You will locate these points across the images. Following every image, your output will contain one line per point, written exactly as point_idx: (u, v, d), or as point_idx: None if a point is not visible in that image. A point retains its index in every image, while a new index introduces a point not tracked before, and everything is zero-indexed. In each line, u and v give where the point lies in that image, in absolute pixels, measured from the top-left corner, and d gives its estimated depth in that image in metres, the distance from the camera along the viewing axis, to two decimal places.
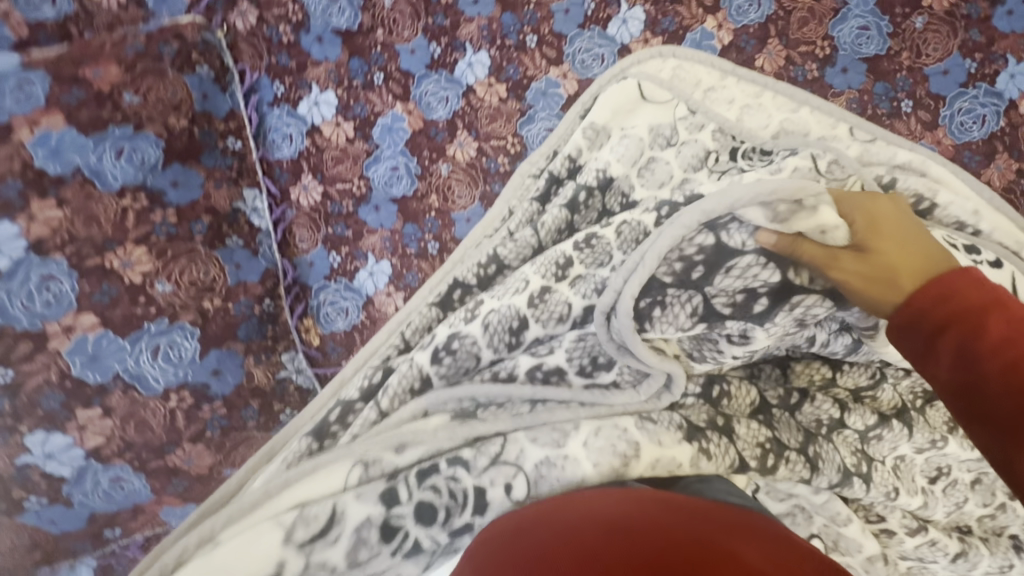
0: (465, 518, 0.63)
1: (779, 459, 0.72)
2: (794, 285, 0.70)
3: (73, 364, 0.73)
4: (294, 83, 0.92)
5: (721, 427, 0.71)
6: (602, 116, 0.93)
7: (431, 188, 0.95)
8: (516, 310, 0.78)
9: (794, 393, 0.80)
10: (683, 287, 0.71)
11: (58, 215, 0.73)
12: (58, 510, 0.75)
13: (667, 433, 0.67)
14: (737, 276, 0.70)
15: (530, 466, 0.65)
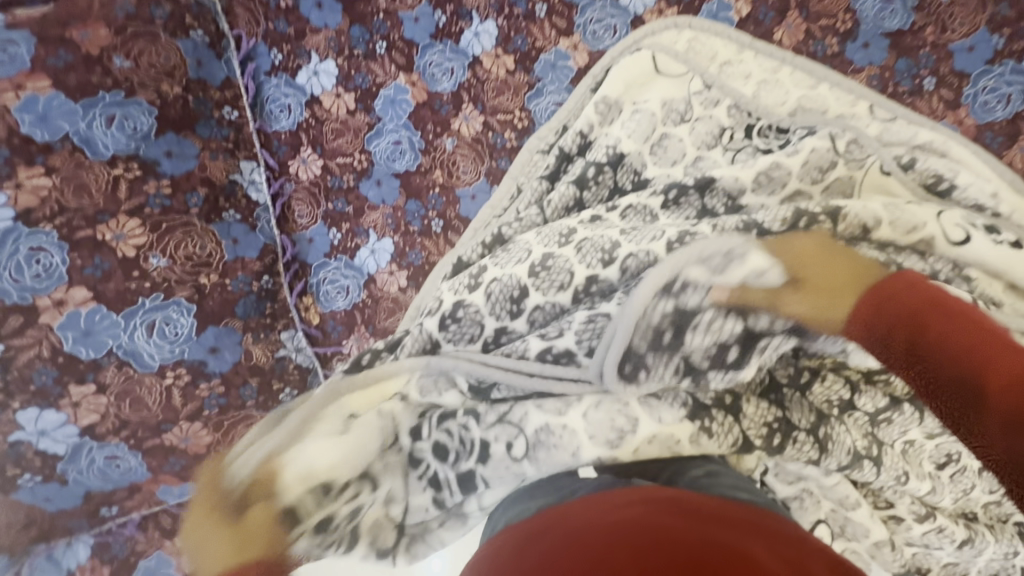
0: (471, 463, 0.64)
1: (786, 439, 0.71)
2: (756, 332, 0.65)
3: (65, 339, 0.70)
4: (293, 50, 0.88)
5: (727, 406, 0.68)
6: (614, 89, 0.89)
7: (435, 163, 0.91)
8: (517, 280, 0.77)
9: (805, 372, 0.76)
10: (659, 351, 0.65)
11: (47, 184, 0.70)
12: (52, 487, 0.73)
13: (668, 411, 0.64)
14: (705, 335, 0.64)
15: (531, 430, 0.63)
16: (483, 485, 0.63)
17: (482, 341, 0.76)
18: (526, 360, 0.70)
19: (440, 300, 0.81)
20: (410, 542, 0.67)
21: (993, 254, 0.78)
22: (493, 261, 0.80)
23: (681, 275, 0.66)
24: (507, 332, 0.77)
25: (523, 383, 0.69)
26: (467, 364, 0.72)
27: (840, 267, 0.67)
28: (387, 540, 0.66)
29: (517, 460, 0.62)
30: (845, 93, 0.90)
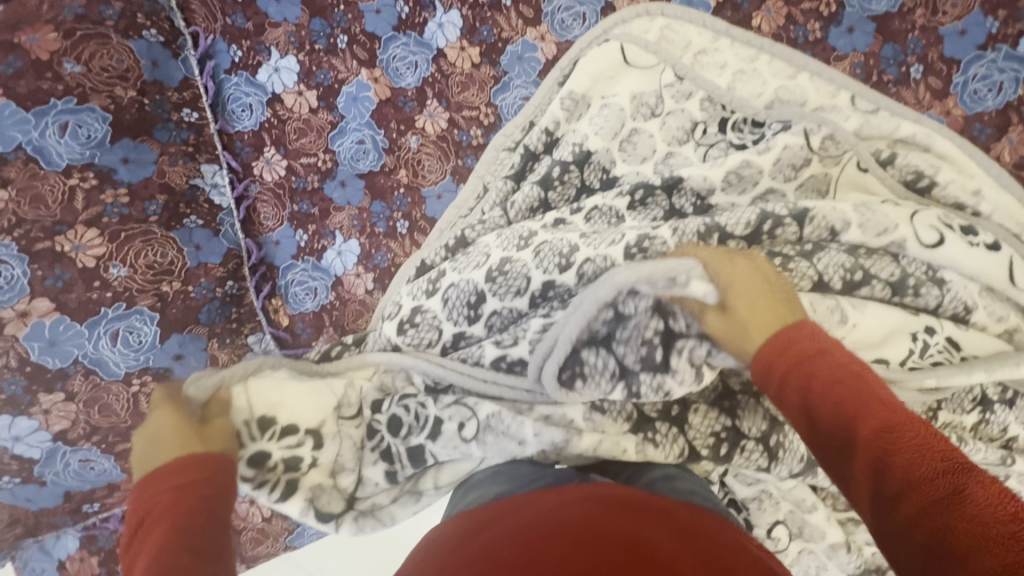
0: (420, 438, 0.72)
1: (733, 448, 0.72)
2: (674, 332, 0.67)
3: (31, 350, 0.71)
4: (252, 47, 0.87)
5: (673, 418, 0.73)
6: (581, 84, 0.86)
7: (400, 162, 0.90)
8: (475, 285, 0.78)
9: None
10: (596, 349, 0.69)
11: (4, 196, 0.70)
12: (32, 488, 0.76)
13: (612, 423, 0.71)
14: (632, 334, 0.68)
15: (482, 414, 0.71)
16: (433, 458, 0.72)
17: (439, 344, 0.79)
18: (481, 368, 0.74)
19: (400, 303, 0.83)
20: (356, 516, 0.72)
21: (968, 256, 0.75)
22: (452, 264, 0.82)
23: (635, 285, 0.66)
24: (465, 336, 0.79)
25: (474, 387, 0.74)
26: (426, 364, 0.77)
27: (765, 305, 0.60)
28: (332, 508, 0.71)
29: (465, 441, 0.71)
30: (828, 83, 0.85)
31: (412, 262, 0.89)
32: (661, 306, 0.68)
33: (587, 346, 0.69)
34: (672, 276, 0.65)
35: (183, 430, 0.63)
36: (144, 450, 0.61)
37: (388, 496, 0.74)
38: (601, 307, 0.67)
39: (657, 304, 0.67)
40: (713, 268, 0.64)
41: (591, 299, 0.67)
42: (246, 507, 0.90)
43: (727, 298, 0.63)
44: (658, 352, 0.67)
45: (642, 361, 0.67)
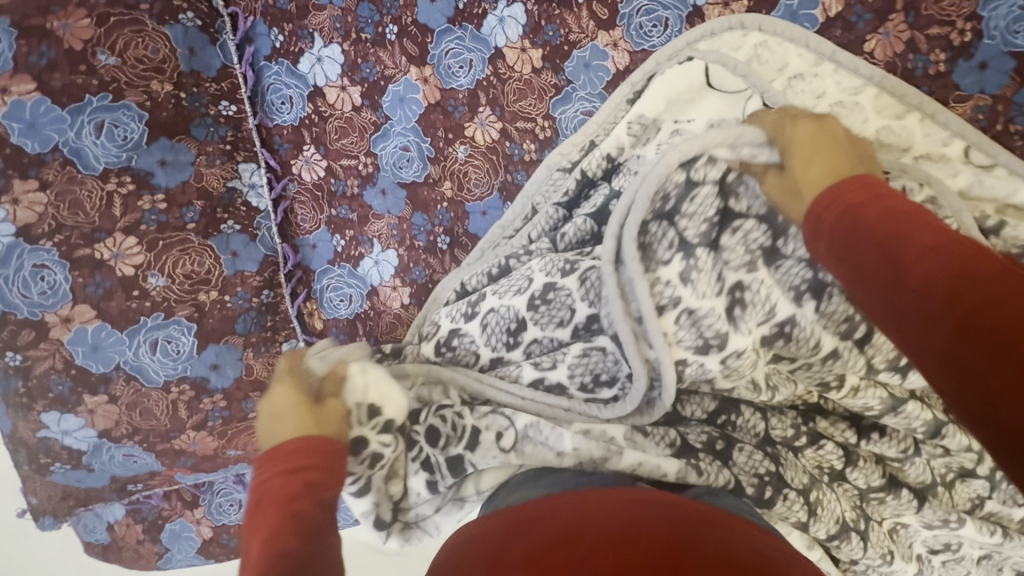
0: (459, 448, 0.72)
1: (777, 493, 0.71)
2: (733, 213, 0.70)
3: (75, 354, 0.72)
4: (294, 31, 0.79)
5: (718, 451, 0.72)
6: (654, 108, 0.76)
7: (445, 173, 0.84)
8: (516, 312, 0.76)
9: (802, 435, 0.76)
10: (659, 219, 0.71)
11: (43, 199, 0.68)
12: (81, 473, 0.80)
13: (654, 447, 0.71)
14: (698, 209, 0.69)
15: (520, 424, 0.71)
16: (472, 468, 0.71)
17: (477, 367, 0.79)
18: (520, 387, 0.75)
19: (440, 322, 0.82)
20: (402, 527, 0.74)
21: None
22: (493, 287, 0.79)
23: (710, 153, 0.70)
24: (504, 361, 0.78)
25: (513, 402, 0.75)
26: (465, 379, 0.78)
27: (821, 149, 0.63)
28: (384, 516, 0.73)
29: (503, 451, 0.70)
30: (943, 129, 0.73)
31: (453, 279, 0.85)
32: (726, 185, 0.70)
33: (654, 223, 0.72)
34: (735, 142, 0.69)
35: (302, 411, 0.66)
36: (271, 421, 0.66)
37: (430, 507, 0.75)
38: (676, 170, 0.71)
39: (726, 179, 0.70)
40: (782, 131, 0.67)
41: (667, 158, 0.70)
42: None
43: (788, 156, 0.65)
44: (715, 229, 0.70)
45: (702, 236, 0.69)
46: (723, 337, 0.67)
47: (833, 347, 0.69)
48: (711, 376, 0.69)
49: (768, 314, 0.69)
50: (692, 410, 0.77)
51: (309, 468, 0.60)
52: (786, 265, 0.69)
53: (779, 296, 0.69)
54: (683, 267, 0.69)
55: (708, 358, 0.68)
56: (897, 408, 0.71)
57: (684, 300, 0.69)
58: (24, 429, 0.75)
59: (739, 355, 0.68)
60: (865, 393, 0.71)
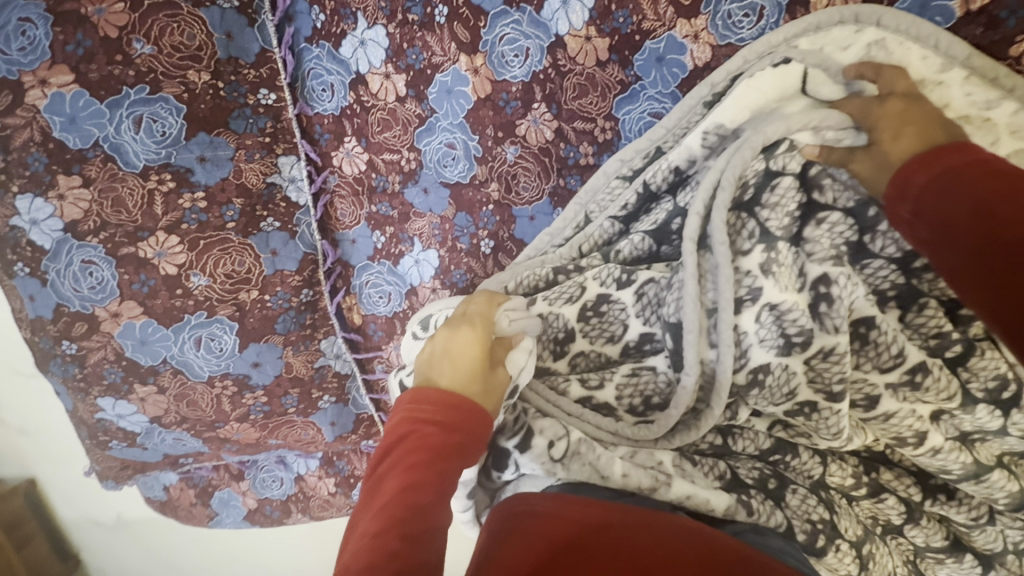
0: (508, 442, 0.67)
1: (830, 543, 0.63)
2: (818, 205, 0.63)
3: (125, 346, 0.75)
4: (337, 10, 0.72)
5: (770, 491, 0.66)
6: (734, 122, 0.66)
7: (492, 174, 0.77)
8: (565, 322, 0.73)
9: (863, 486, 0.70)
10: (736, 212, 0.65)
11: (87, 195, 0.68)
12: (136, 450, 0.84)
13: (702, 477, 0.66)
14: (781, 200, 0.62)
15: (576, 436, 0.66)
16: (515, 466, 0.67)
17: None
18: (567, 401, 0.71)
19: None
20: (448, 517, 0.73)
21: None
22: (543, 292, 0.75)
23: (791, 139, 0.63)
24: (549, 372, 0.74)
25: (558, 416, 0.70)
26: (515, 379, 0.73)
27: (913, 124, 0.56)
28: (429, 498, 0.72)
29: (552, 461, 0.65)
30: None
31: (504, 278, 0.78)
32: (807, 178, 0.63)
33: (734, 215, 0.65)
34: (811, 123, 0.62)
35: (476, 367, 0.58)
36: (444, 356, 0.60)
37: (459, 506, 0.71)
38: (755, 158, 0.64)
39: (807, 173, 0.63)
40: (867, 115, 0.59)
41: (748, 143, 0.63)
42: (315, 480, 0.96)
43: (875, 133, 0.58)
44: (795, 224, 0.63)
45: (785, 229, 0.62)
46: (808, 337, 0.61)
47: (921, 360, 0.61)
48: (797, 382, 0.63)
49: (842, 377, 0.62)
50: (743, 446, 0.70)
51: (457, 429, 0.53)
52: (874, 265, 0.62)
53: (862, 300, 0.62)
54: (764, 259, 0.62)
55: (791, 359, 0.63)
56: (978, 476, 0.64)
57: (754, 301, 0.63)
58: (84, 410, 0.79)
59: (828, 357, 0.61)
60: (946, 454, 0.64)
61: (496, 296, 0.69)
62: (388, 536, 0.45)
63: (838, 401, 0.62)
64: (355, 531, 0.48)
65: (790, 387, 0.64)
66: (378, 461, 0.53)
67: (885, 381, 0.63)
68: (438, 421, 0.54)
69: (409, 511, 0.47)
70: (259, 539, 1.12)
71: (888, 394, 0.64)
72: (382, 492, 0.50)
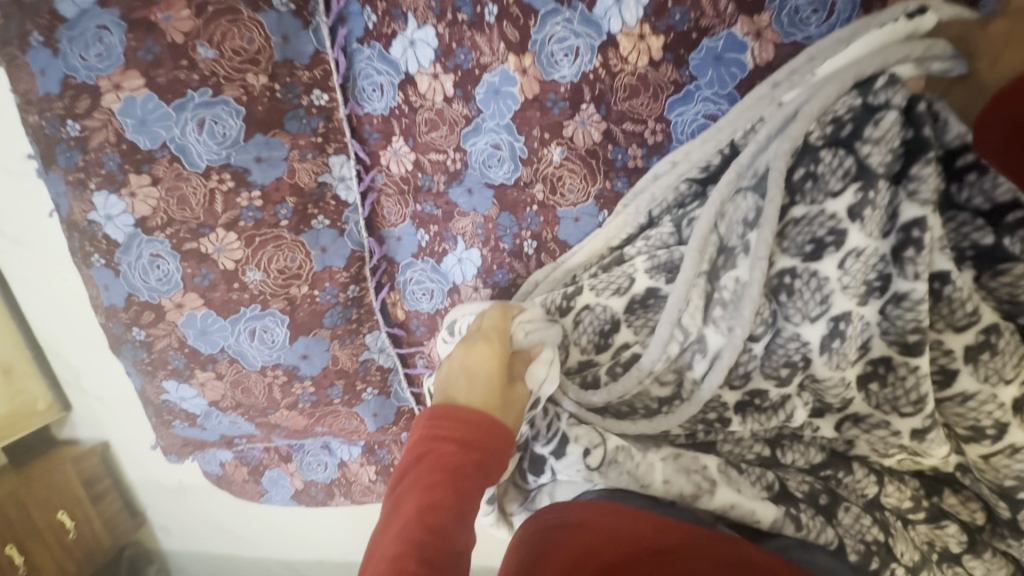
0: (543, 449, 0.68)
1: (884, 567, 0.58)
2: (927, 142, 0.57)
3: (188, 335, 0.80)
4: (388, 10, 0.71)
5: (822, 506, 0.62)
6: (829, 66, 0.62)
7: (537, 176, 0.76)
8: (611, 314, 0.73)
9: (921, 509, 0.65)
10: (833, 148, 0.60)
11: (155, 193, 0.73)
12: (196, 430, 0.90)
13: (749, 486, 0.63)
14: (885, 135, 0.58)
15: (611, 445, 0.65)
16: (551, 472, 0.68)
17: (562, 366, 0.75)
18: (609, 390, 0.71)
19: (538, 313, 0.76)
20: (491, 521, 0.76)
21: None
22: (591, 281, 0.75)
23: (891, 71, 0.58)
24: (591, 365, 0.74)
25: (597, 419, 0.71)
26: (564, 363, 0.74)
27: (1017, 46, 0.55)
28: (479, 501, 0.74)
29: (588, 469, 0.65)
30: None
31: (555, 275, 0.79)
32: (915, 114, 0.57)
33: (797, 162, 0.62)
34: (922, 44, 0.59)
35: (494, 381, 0.61)
36: (467, 373, 0.62)
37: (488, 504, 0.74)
38: (845, 96, 0.60)
39: (913, 107, 0.57)
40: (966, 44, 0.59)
41: (835, 79, 0.60)
42: (357, 466, 0.99)
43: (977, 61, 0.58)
44: (898, 162, 0.58)
45: (887, 166, 0.58)
46: (884, 280, 0.59)
47: (994, 321, 0.58)
48: (870, 335, 0.62)
49: (917, 326, 0.58)
50: (793, 459, 0.68)
51: (474, 446, 0.55)
52: (958, 219, 0.58)
53: (939, 254, 0.57)
54: (857, 201, 0.59)
55: (869, 308, 0.61)
56: None
57: (829, 249, 0.61)
58: (151, 391, 0.86)
59: (902, 302, 0.58)
60: None
61: (509, 308, 0.72)
62: (408, 559, 0.46)
63: (915, 355, 0.60)
64: (374, 555, 0.49)
65: (865, 341, 0.62)
66: (397, 480, 0.55)
67: (960, 342, 0.59)
68: (458, 438, 0.55)
69: (428, 533, 0.48)
70: (308, 515, 1.18)
71: (968, 371, 0.59)
72: (401, 512, 0.51)
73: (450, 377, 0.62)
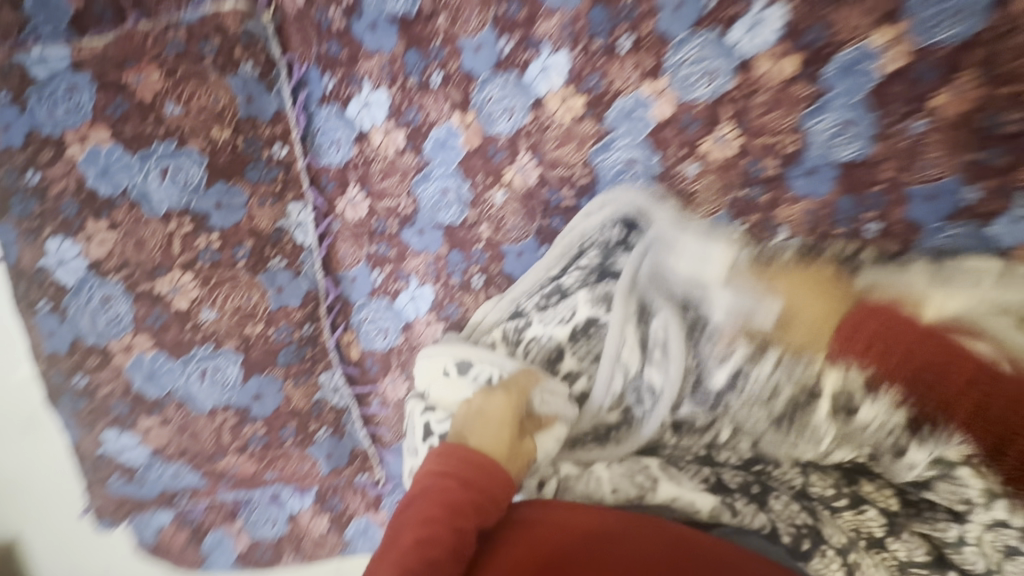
0: None
1: (814, 548, 0.66)
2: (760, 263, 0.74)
3: (134, 379, 0.81)
4: (345, 77, 0.81)
5: (754, 495, 0.71)
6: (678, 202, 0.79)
7: (483, 216, 0.85)
8: (557, 342, 0.83)
9: (843, 496, 0.70)
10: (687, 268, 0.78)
11: (112, 237, 0.76)
12: (134, 486, 0.87)
13: (688, 481, 0.73)
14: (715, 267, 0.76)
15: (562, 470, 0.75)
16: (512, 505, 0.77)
17: None
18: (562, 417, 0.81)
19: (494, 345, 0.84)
20: None
21: None
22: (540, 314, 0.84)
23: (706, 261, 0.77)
24: None
25: None
26: None
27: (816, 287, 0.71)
28: None
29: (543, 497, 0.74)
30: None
31: (502, 302, 0.86)
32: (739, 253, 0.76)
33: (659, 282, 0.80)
34: (777, 129, 0.73)
35: (505, 431, 0.67)
36: (479, 420, 0.68)
37: None
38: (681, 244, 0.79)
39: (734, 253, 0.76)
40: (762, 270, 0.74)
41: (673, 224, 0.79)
42: (308, 519, 0.95)
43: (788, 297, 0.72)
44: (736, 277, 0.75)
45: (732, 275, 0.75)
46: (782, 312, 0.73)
47: None
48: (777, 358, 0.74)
49: None
50: (727, 457, 0.76)
51: (476, 487, 0.58)
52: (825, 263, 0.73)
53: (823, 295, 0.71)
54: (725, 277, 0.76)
55: None
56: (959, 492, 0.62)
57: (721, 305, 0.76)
58: (87, 444, 0.83)
59: None
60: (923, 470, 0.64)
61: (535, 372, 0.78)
62: None
63: None
64: None
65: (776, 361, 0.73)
66: (402, 505, 0.58)
67: None
68: (462, 477, 0.58)
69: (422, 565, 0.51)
70: None
71: None
72: (398, 543, 0.54)
73: (469, 425, 0.68)
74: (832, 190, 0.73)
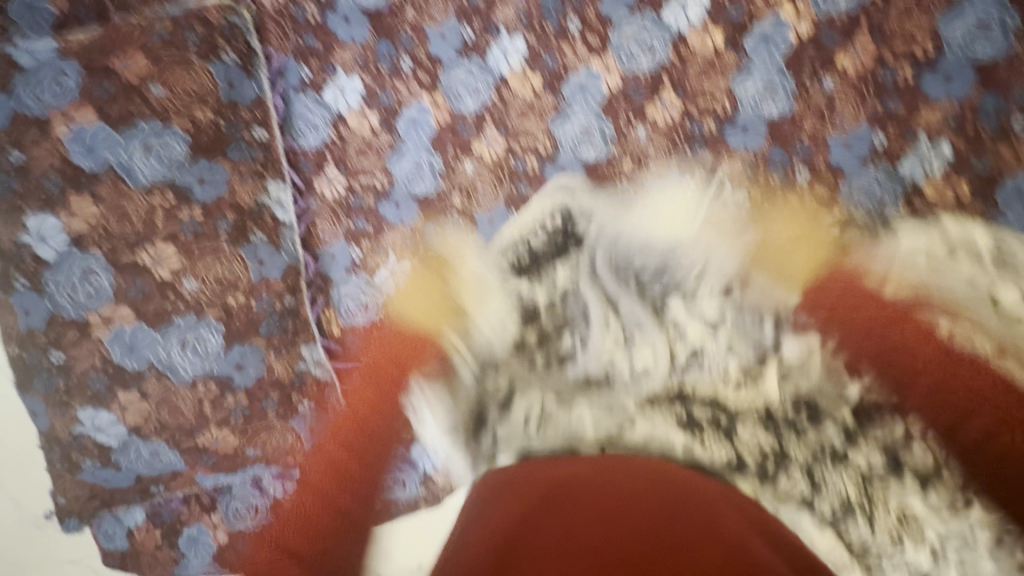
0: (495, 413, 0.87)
1: (777, 468, 0.78)
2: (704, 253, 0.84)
3: (113, 352, 0.83)
4: (322, 65, 0.87)
5: (721, 427, 0.81)
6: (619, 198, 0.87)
7: (454, 187, 0.91)
8: (539, 304, 0.88)
9: (802, 416, 0.78)
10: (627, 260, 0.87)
11: (96, 212, 0.80)
12: (109, 471, 0.86)
13: (664, 422, 0.83)
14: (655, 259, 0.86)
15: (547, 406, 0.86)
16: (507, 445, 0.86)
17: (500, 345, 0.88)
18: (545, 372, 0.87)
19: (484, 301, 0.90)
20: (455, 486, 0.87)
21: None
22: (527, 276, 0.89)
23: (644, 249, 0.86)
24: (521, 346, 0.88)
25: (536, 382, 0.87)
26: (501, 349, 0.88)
27: None
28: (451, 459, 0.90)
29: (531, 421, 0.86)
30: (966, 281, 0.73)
31: (484, 268, 0.90)
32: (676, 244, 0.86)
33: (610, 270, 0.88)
34: (712, 91, 0.82)
35: None
36: None
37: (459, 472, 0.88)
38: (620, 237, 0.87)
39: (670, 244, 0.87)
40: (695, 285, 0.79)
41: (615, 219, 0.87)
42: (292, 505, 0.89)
43: None
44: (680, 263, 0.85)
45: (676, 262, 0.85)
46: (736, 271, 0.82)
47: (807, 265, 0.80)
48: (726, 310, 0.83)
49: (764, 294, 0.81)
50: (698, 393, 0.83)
51: None
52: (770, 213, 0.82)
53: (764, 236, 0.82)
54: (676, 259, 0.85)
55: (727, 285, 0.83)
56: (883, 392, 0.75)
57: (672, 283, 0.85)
58: (61, 425, 0.83)
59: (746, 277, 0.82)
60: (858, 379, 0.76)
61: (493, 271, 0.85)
62: None
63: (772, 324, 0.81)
64: None
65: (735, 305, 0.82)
66: None
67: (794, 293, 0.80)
68: None
69: None
70: None
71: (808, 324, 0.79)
72: None
73: None
74: (763, 144, 0.82)
